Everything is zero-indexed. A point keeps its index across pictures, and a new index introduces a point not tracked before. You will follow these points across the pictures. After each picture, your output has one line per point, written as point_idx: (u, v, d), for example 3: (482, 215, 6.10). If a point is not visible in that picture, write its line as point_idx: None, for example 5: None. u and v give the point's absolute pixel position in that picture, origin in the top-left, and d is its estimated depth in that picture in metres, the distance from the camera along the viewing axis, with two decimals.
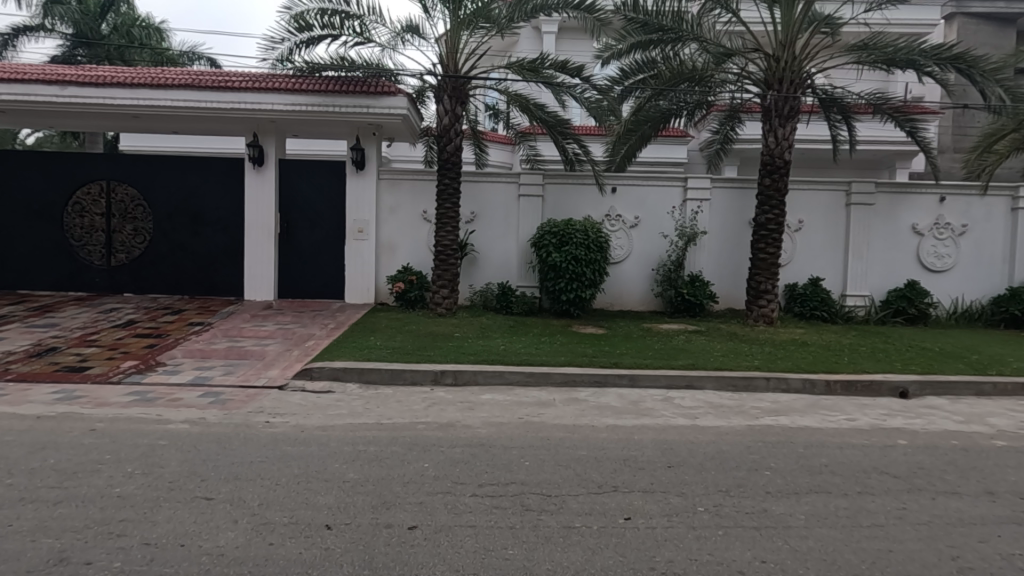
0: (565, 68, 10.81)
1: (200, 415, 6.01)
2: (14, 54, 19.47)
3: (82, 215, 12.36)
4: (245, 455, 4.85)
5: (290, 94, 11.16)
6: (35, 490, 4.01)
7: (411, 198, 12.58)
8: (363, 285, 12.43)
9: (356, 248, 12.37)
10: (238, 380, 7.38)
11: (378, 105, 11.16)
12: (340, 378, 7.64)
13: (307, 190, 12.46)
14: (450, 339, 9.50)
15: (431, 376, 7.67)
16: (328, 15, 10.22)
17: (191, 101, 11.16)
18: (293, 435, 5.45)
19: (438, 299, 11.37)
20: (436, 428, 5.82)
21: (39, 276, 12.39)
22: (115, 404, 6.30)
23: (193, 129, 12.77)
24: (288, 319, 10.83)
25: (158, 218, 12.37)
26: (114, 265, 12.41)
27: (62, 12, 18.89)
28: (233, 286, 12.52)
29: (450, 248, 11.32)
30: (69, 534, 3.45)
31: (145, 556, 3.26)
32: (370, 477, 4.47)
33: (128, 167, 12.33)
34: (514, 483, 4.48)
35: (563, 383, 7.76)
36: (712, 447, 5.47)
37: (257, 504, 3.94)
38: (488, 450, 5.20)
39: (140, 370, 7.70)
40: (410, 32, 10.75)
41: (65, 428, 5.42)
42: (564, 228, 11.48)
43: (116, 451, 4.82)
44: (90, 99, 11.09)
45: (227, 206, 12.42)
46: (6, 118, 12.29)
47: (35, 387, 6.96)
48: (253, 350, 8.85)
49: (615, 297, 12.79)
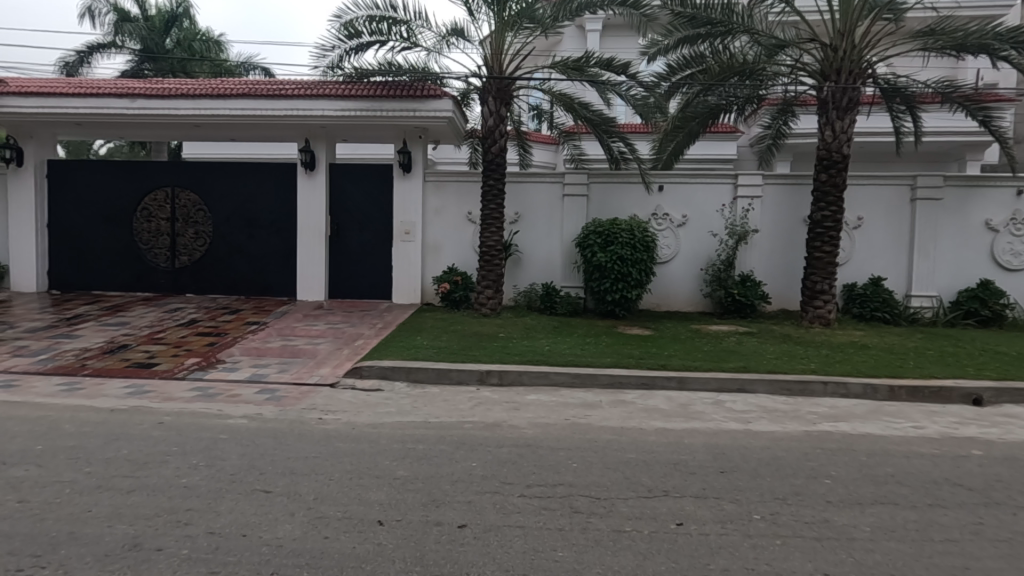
0: (611, 66, 10.66)
1: (258, 411, 6.27)
2: (89, 70, 20.80)
3: (149, 220, 13.09)
4: (299, 451, 5.01)
5: (340, 100, 11.51)
6: (111, 478, 4.27)
7: (455, 199, 12.71)
8: (410, 285, 12.68)
9: (403, 249, 12.63)
10: (292, 378, 7.63)
11: (425, 109, 11.37)
12: (388, 377, 7.80)
13: (355, 193, 12.80)
14: (495, 339, 9.54)
15: (477, 376, 7.72)
16: (376, 22, 10.47)
17: (248, 109, 11.66)
18: (345, 432, 5.60)
19: (482, 299, 11.45)
20: (482, 427, 5.86)
21: (110, 278, 13.19)
22: (180, 399, 6.64)
23: (249, 136, 13.30)
24: (338, 319, 11.15)
25: (218, 222, 12.97)
26: (177, 266, 13.09)
27: (131, 29, 20.10)
28: (286, 286, 12.99)
29: (495, 248, 11.36)
30: (141, 521, 3.64)
31: (210, 544, 3.40)
32: (420, 475, 4.53)
33: (190, 174, 12.98)
34: (563, 485, 4.45)
35: (609, 385, 7.67)
36: (767, 453, 5.27)
37: (312, 498, 4.06)
38: (535, 451, 5.19)
39: (202, 367, 8.08)
40: (456, 35, 10.88)
41: (135, 421, 5.73)
42: (609, 227, 11.33)
43: (182, 444, 5.07)
44: (157, 110, 11.74)
45: (280, 210, 12.87)
46: (82, 130, 13.14)
47: (108, 381, 7.41)
48: (306, 348, 9.16)
49: (662, 297, 12.55)
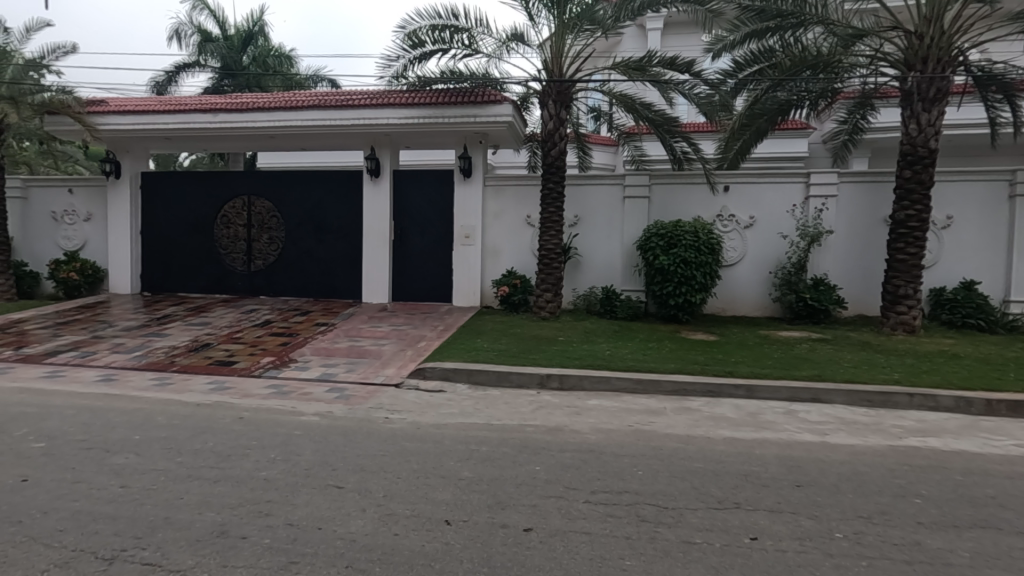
0: (674, 65, 10.42)
1: (328, 408, 6.54)
2: (176, 88, 22.42)
3: (228, 227, 13.95)
4: (368, 449, 5.18)
5: (404, 108, 11.86)
6: (198, 469, 4.56)
7: (515, 203, 12.80)
8: (470, 288, 12.88)
9: (463, 253, 12.86)
10: (358, 378, 7.90)
11: (485, 114, 11.57)
12: (450, 378, 7.93)
13: (417, 199, 13.14)
14: (555, 342, 9.51)
15: (538, 380, 7.71)
16: (438, 31, 10.70)
17: (318, 120, 12.22)
18: (410, 432, 5.73)
19: (541, 303, 11.43)
20: (543, 431, 5.85)
21: (194, 281, 14.15)
22: (257, 396, 7.02)
23: (319, 145, 13.93)
24: (401, 321, 11.47)
25: (290, 228, 13.63)
26: (252, 269, 13.87)
27: (213, 48, 21.72)
28: (352, 288, 13.48)
29: (554, 252, 11.32)
30: (228, 510, 3.86)
31: (290, 535, 3.56)
32: (484, 477, 4.58)
33: (265, 182, 13.73)
34: (628, 492, 4.36)
35: (673, 392, 7.46)
36: (847, 468, 4.96)
37: (382, 495, 4.18)
38: (599, 457, 5.13)
39: (276, 365, 8.52)
40: (516, 40, 10.96)
41: (218, 415, 6.11)
42: (672, 229, 11.05)
43: (260, 438, 5.36)
44: (236, 123, 12.50)
45: (347, 216, 13.39)
46: (171, 143, 14.17)
47: (194, 377, 7.94)
48: (371, 349, 9.47)
49: (727, 300, 12.12)
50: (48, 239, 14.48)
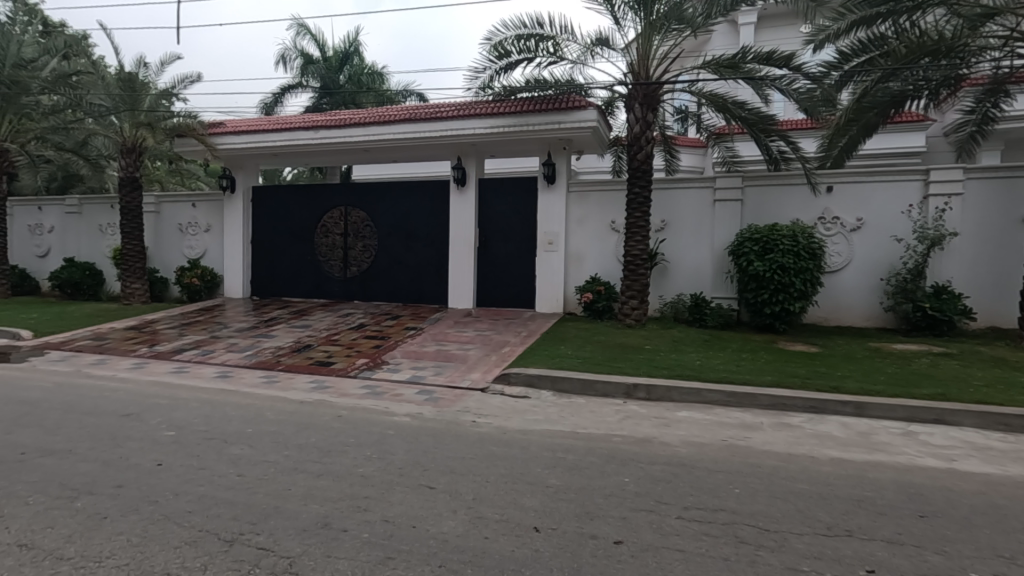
0: (771, 59, 9.85)
1: (418, 410, 6.79)
2: (282, 108, 24.34)
3: (327, 236, 14.89)
4: (456, 451, 5.30)
5: (489, 118, 12.11)
6: (303, 462, 4.88)
7: (599, 209, 12.70)
8: (554, 295, 12.89)
9: (547, 260, 12.91)
10: (446, 381, 8.11)
11: (570, 120, 11.56)
12: (534, 385, 7.95)
13: (502, 207, 13.37)
14: (641, 351, 9.28)
15: (624, 390, 7.54)
16: (524, 40, 10.82)
17: (409, 132, 12.76)
18: (497, 437, 5.81)
19: (627, 310, 11.19)
20: (631, 442, 5.70)
21: (296, 286, 15.23)
22: (353, 396, 7.43)
23: (409, 157, 14.53)
24: (486, 326, 11.69)
25: (382, 236, 14.33)
26: (348, 276, 14.70)
27: (313, 70, 23.37)
28: (439, 294, 13.92)
29: (640, 258, 11.04)
30: (330, 503, 4.09)
31: (387, 531, 3.70)
32: (572, 486, 4.52)
33: (360, 194, 14.52)
34: (724, 511, 4.14)
35: (771, 406, 7.02)
36: (981, 500, 4.41)
37: (471, 498, 4.25)
38: (691, 471, 4.92)
39: (370, 367, 8.96)
40: (600, 45, 10.88)
41: (320, 413, 6.52)
42: (768, 233, 10.43)
43: (357, 436, 5.66)
44: (335, 138, 13.35)
45: (435, 223, 13.87)
46: (277, 159, 15.38)
47: (297, 376, 8.55)
48: (457, 353, 9.70)
49: (831, 309, 11.24)
50: (175, 249, 16.19)
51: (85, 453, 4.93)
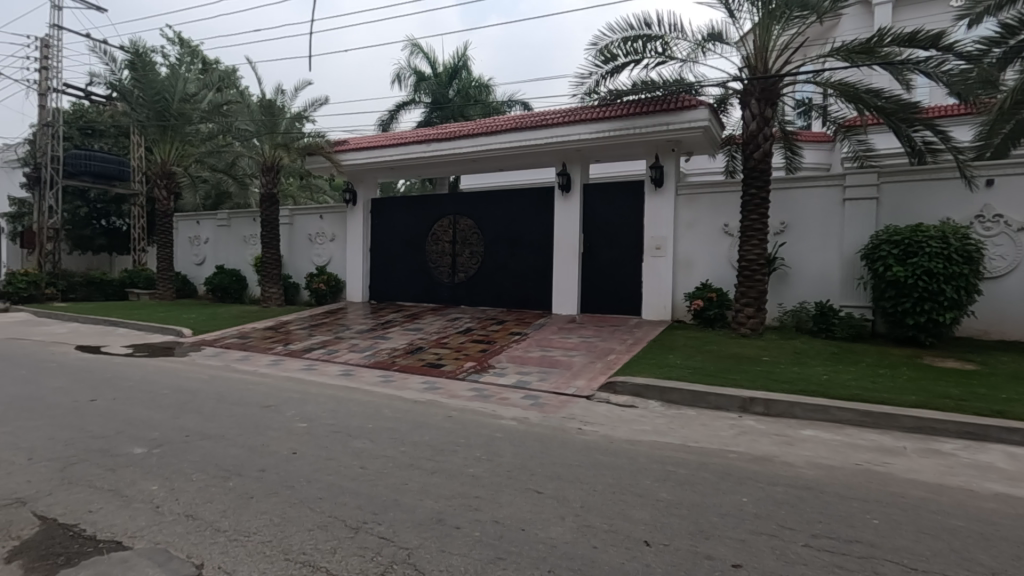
0: (914, 40, 8.82)
1: (524, 414, 6.88)
2: (397, 124, 25.96)
3: (437, 243, 15.62)
4: (563, 457, 5.29)
5: (595, 123, 12.04)
6: (418, 459, 5.14)
7: (710, 212, 12.15)
8: (661, 301, 12.47)
9: (654, 265, 12.54)
10: (552, 387, 8.14)
11: (680, 121, 11.20)
12: (641, 394, 7.75)
13: (607, 212, 13.24)
14: (758, 362, 8.69)
15: (739, 404, 7.09)
16: (631, 42, 10.63)
17: (515, 141, 13.04)
18: (604, 445, 5.73)
19: (741, 318, 10.53)
20: (748, 460, 5.34)
21: (409, 291, 16.10)
22: (463, 397, 7.71)
23: (514, 165, 14.85)
24: (590, 333, 11.59)
25: (488, 243, 14.75)
26: (455, 281, 15.29)
27: (425, 86, 24.72)
28: (543, 300, 14.02)
29: (756, 263, 10.35)
30: (442, 500, 4.27)
31: (497, 532, 3.79)
32: (685, 501, 4.33)
33: (468, 202, 15.06)
34: (861, 543, 3.74)
35: (915, 429, 6.24)
36: None
37: (579, 506, 4.22)
38: (819, 496, 4.50)
39: (478, 370, 9.24)
40: (713, 40, 10.40)
41: (432, 413, 6.84)
42: (910, 235, 9.30)
43: (467, 437, 5.85)
44: (445, 150, 13.99)
45: (540, 230, 14.04)
46: (393, 173, 16.40)
47: (411, 376, 9.04)
48: (562, 360, 9.70)
49: (992, 320, 9.78)
50: (305, 257, 17.85)
51: (235, 439, 5.56)
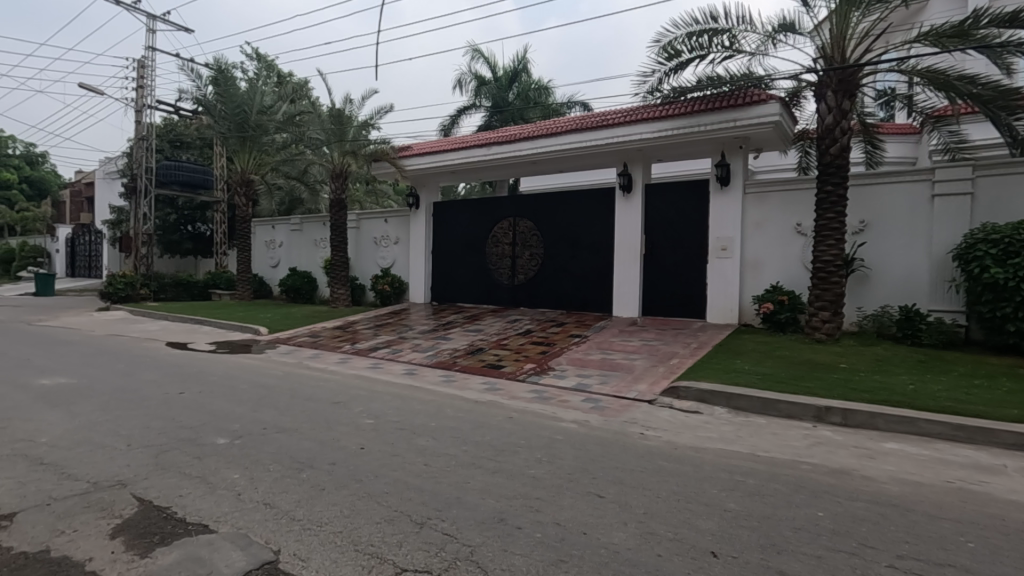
0: (1015, 20, 8.07)
1: (585, 417, 6.82)
2: (458, 129, 26.42)
3: (497, 245, 15.78)
4: (625, 462, 5.21)
5: (658, 122, 11.78)
6: (479, 459, 5.21)
7: (781, 211, 11.63)
8: (728, 304, 12.02)
9: (720, 267, 12.12)
10: (612, 391, 8.04)
11: (748, 117, 10.77)
12: (706, 400, 7.50)
13: (670, 212, 12.92)
14: (834, 369, 8.20)
15: (813, 413, 6.72)
16: (696, 37, 10.32)
17: (576, 143, 12.96)
18: (668, 451, 5.59)
19: (816, 323, 9.98)
20: (823, 472, 5.05)
21: (469, 293, 16.34)
22: (523, 399, 7.75)
23: (575, 167, 14.76)
24: (652, 336, 11.33)
25: (548, 244, 14.75)
26: (515, 283, 15.37)
27: (485, 90, 25.03)
28: (603, 302, 13.85)
29: (832, 264, 9.78)
30: (504, 500, 4.30)
31: (558, 534, 3.78)
32: (755, 513, 4.15)
33: (528, 205, 15.12)
34: (954, 567, 3.45)
35: (1017, 447, 5.69)
36: None
37: (642, 512, 4.14)
38: (905, 514, 4.19)
39: (537, 372, 9.24)
40: (784, 31, 9.94)
41: (493, 413, 6.91)
42: (1011, 232, 8.51)
43: (528, 438, 5.87)
44: (506, 153, 14.10)
45: (600, 231, 13.89)
46: (455, 177, 16.73)
47: (472, 377, 9.17)
48: (623, 363, 9.55)
49: None
50: (371, 259, 18.50)
51: (307, 433, 5.85)
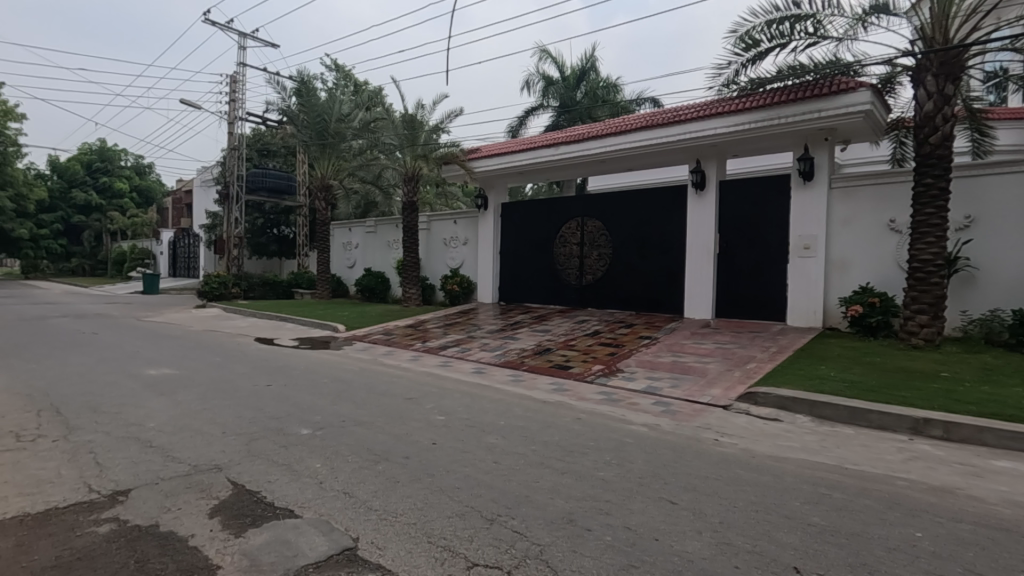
0: None
1: (655, 421, 6.65)
2: (526, 129, 26.56)
3: (565, 246, 15.72)
4: (699, 469, 5.04)
5: (734, 116, 11.30)
6: (547, 459, 5.21)
7: (871, 207, 10.84)
8: (811, 306, 11.33)
9: (802, 267, 11.44)
10: (684, 394, 7.80)
11: (834, 107, 10.12)
12: (787, 407, 7.11)
13: (747, 209, 12.35)
14: (934, 378, 7.53)
15: (909, 425, 6.21)
16: (776, 25, 9.81)
17: (646, 140, 12.68)
18: (745, 459, 5.35)
19: (912, 327, 9.20)
20: (922, 490, 4.65)
21: (536, 293, 16.38)
22: (591, 400, 7.68)
23: (645, 165, 14.44)
24: (727, 339, 10.88)
25: (616, 244, 14.52)
26: (582, 283, 15.24)
27: (554, 90, 24.98)
28: (674, 303, 13.45)
29: (932, 263, 8.98)
30: (573, 501, 4.28)
31: (628, 539, 3.71)
32: (842, 529, 3.89)
33: (596, 204, 14.96)
34: None
35: None
36: None
37: (718, 521, 3.99)
38: (1021, 540, 3.78)
39: (606, 374, 9.12)
40: (876, 13, 9.25)
41: (561, 414, 6.90)
42: None
43: (597, 440, 5.81)
44: (574, 153, 14.01)
45: (672, 230, 13.51)
46: (523, 178, 16.82)
47: (539, 377, 9.19)
48: (696, 366, 9.23)
49: None
50: (441, 260, 18.97)
51: (382, 427, 6.08)
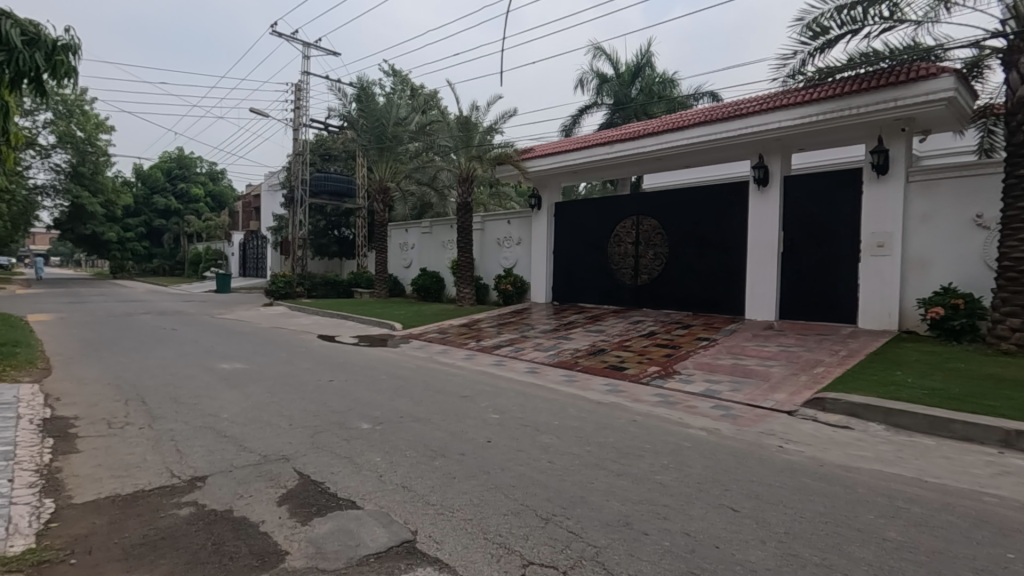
0: None
1: (715, 426, 6.44)
2: (579, 128, 26.34)
3: (619, 245, 15.49)
4: (762, 476, 4.84)
5: (800, 108, 10.79)
6: (602, 460, 5.15)
7: (955, 201, 10.08)
8: (885, 308, 10.66)
9: (875, 266, 10.78)
10: (746, 399, 7.51)
11: (912, 95, 9.46)
12: (859, 415, 6.72)
13: (814, 206, 11.77)
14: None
15: (999, 437, 5.73)
16: (847, 10, 9.30)
17: (704, 135, 12.30)
18: (812, 468, 5.10)
19: (1002, 331, 8.48)
20: (1014, 507, 4.28)
21: (590, 293, 16.23)
22: (647, 403, 7.52)
23: (703, 161, 14.02)
24: (792, 342, 10.39)
25: (673, 243, 14.18)
26: (637, 283, 14.97)
27: (608, 88, 24.62)
28: (734, 304, 12.99)
29: None
30: (629, 504, 4.21)
31: (688, 545, 3.62)
32: (922, 546, 3.64)
33: (652, 202, 14.66)
34: None
35: None
36: None
37: (783, 532, 3.82)
38: None
39: (662, 376, 8.92)
40: None
41: (616, 415, 6.80)
42: None
43: (653, 443, 5.69)
44: (629, 151, 13.78)
45: (732, 228, 13.05)
46: (576, 177, 16.70)
47: (593, 378, 9.10)
48: (758, 370, 8.87)
49: None
50: (494, 260, 19.13)
51: (438, 424, 6.20)
